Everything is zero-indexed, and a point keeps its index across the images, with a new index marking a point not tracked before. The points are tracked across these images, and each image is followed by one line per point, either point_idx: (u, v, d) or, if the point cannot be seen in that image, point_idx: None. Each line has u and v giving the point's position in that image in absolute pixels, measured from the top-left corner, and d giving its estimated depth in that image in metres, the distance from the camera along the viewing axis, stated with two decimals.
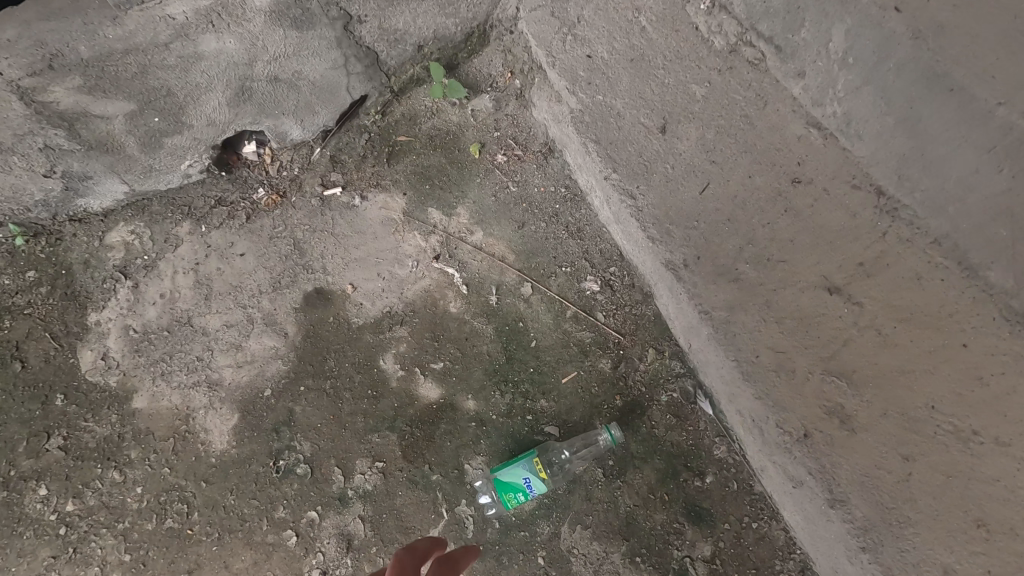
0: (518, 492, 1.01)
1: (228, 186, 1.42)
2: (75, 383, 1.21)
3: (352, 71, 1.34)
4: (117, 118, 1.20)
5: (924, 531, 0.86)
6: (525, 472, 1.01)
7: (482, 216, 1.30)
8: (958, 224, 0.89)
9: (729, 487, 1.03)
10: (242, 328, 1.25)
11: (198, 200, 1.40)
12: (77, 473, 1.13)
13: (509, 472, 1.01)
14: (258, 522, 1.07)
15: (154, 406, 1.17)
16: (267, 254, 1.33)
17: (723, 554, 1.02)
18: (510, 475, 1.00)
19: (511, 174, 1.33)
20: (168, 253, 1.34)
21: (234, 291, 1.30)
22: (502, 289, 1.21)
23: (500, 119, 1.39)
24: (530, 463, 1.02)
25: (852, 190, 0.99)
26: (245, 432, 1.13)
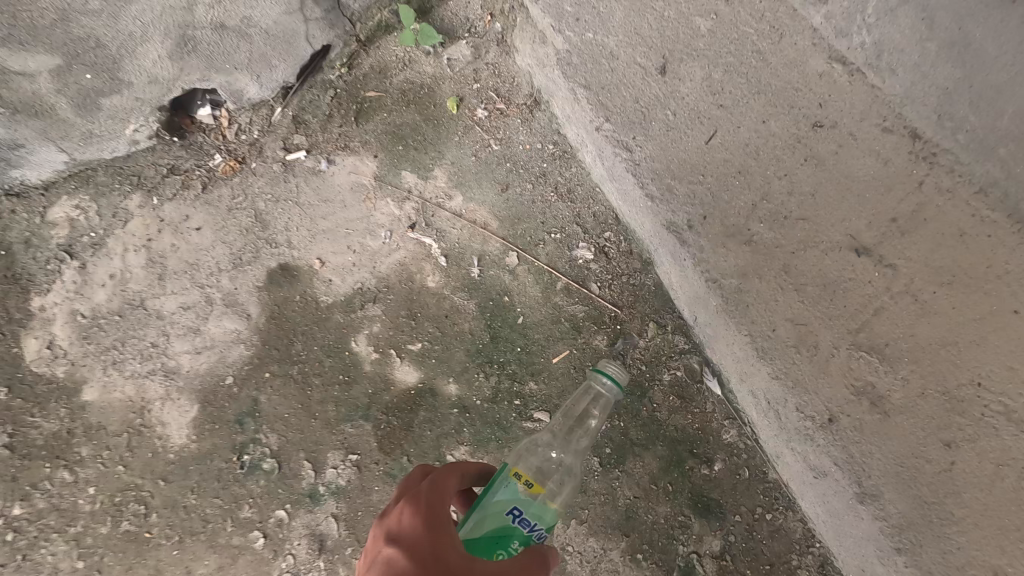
0: (518, 539, 0.64)
1: (180, 153, 1.27)
2: (16, 376, 1.10)
3: (309, 14, 1.18)
4: (40, 76, 1.05)
5: (960, 530, 0.77)
6: (510, 501, 0.64)
7: (463, 179, 1.16)
8: (1015, 170, 0.76)
9: (738, 473, 0.94)
10: (200, 309, 1.13)
11: (147, 169, 1.25)
12: (21, 474, 1.02)
13: (492, 518, 0.64)
14: (227, 523, 1.00)
15: (105, 398, 1.07)
16: (226, 228, 1.20)
17: (734, 549, 0.93)
18: (495, 523, 0.64)
19: (493, 131, 1.18)
20: (118, 228, 1.21)
21: (190, 269, 1.17)
22: (485, 259, 1.09)
23: (484, 68, 1.25)
24: (512, 485, 0.65)
25: (881, 125, 0.84)
26: (207, 424, 1.04)
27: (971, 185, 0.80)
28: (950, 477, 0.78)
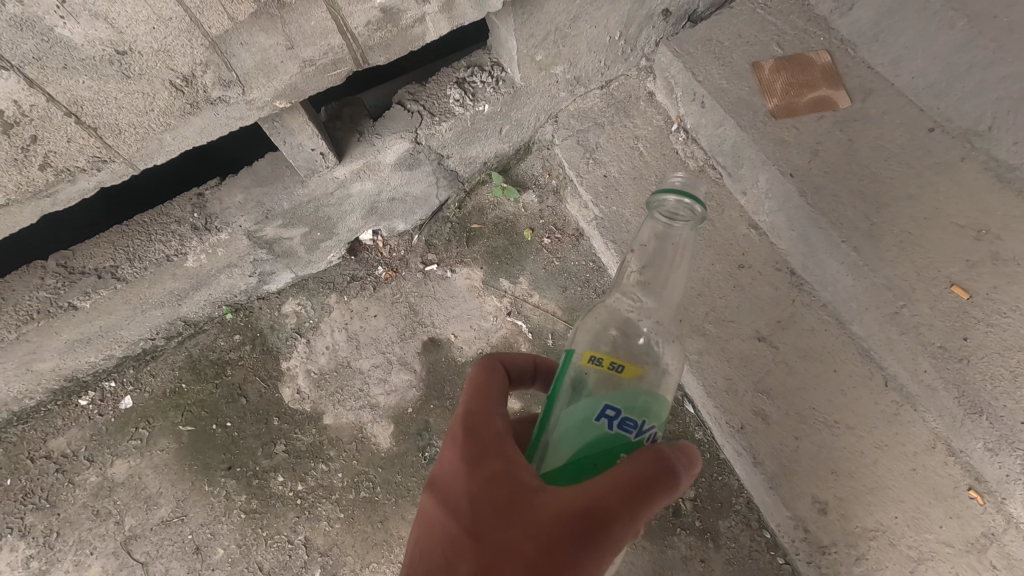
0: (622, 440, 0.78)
1: (357, 267, 2.01)
2: (283, 410, 1.87)
3: (441, 185, 1.94)
4: (296, 236, 1.82)
5: (813, 481, 1.41)
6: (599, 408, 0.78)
7: (539, 282, 1.91)
8: (835, 296, 1.47)
9: (707, 457, 1.62)
10: (385, 367, 1.88)
11: (339, 278, 2.01)
12: (297, 465, 1.80)
13: (586, 429, 0.78)
14: (418, 489, 1.76)
15: (338, 421, 1.84)
16: (393, 314, 1.94)
17: (701, 496, 1.60)
18: (593, 434, 0.77)
19: (555, 252, 1.93)
20: (326, 317, 1.96)
21: (374, 341, 1.92)
22: (556, 334, 1.85)
23: (546, 209, 1.97)
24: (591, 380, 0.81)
25: (776, 269, 1.57)
26: (400, 435, 1.81)
27: (819, 301, 1.52)
28: (804, 455, 1.43)
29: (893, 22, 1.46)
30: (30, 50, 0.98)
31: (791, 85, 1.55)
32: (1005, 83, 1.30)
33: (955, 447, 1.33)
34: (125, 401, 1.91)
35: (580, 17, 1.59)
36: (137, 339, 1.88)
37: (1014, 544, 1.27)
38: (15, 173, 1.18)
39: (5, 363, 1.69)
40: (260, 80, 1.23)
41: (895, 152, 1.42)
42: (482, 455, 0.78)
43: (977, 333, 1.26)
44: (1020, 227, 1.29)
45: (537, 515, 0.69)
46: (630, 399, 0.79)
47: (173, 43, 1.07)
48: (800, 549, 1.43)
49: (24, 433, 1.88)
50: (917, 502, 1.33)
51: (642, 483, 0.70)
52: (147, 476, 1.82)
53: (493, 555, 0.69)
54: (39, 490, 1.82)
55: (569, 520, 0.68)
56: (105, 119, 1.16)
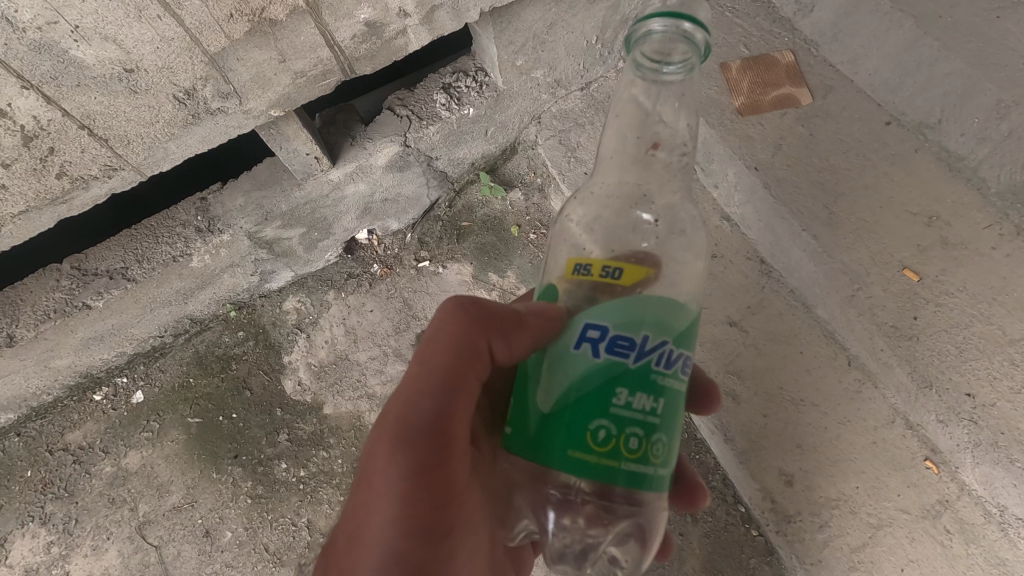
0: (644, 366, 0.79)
1: (353, 265, 2.11)
2: (285, 401, 1.97)
3: (431, 185, 2.03)
4: (294, 236, 1.93)
5: (781, 456, 1.51)
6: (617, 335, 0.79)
7: (526, 275, 2.00)
8: (800, 282, 1.56)
9: (685, 437, 1.72)
10: (381, 359, 1.98)
11: (335, 275, 2.11)
12: (299, 453, 1.91)
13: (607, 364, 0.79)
14: None
15: (338, 411, 1.94)
16: (388, 309, 2.04)
17: None
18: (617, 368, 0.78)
19: (541, 247, 2.02)
20: (324, 313, 2.07)
21: (370, 335, 2.02)
22: None
23: (531, 206, 2.06)
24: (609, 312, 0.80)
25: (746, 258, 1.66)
26: None
27: (787, 287, 1.60)
28: (772, 432, 1.53)
29: (850, 23, 1.54)
30: (47, 70, 1.09)
31: (757, 83, 1.64)
32: (950, 79, 1.39)
33: (912, 421, 1.42)
34: (137, 396, 2.02)
35: (556, 23, 1.68)
36: (147, 336, 1.99)
37: (966, 509, 1.36)
38: (34, 183, 1.29)
39: (25, 360, 1.80)
40: (256, 92, 1.33)
41: (853, 145, 1.51)
42: (402, 386, 0.93)
43: (926, 312, 1.36)
44: (968, 214, 1.38)
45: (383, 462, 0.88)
46: (643, 315, 0.79)
47: (176, 60, 1.17)
48: (769, 520, 1.52)
49: (42, 428, 1.99)
50: (877, 473, 1.43)
51: (449, 333, 0.93)
52: (159, 465, 1.93)
53: (372, 471, 0.90)
54: (57, 480, 1.93)
55: (401, 401, 0.92)
56: (114, 130, 1.27)
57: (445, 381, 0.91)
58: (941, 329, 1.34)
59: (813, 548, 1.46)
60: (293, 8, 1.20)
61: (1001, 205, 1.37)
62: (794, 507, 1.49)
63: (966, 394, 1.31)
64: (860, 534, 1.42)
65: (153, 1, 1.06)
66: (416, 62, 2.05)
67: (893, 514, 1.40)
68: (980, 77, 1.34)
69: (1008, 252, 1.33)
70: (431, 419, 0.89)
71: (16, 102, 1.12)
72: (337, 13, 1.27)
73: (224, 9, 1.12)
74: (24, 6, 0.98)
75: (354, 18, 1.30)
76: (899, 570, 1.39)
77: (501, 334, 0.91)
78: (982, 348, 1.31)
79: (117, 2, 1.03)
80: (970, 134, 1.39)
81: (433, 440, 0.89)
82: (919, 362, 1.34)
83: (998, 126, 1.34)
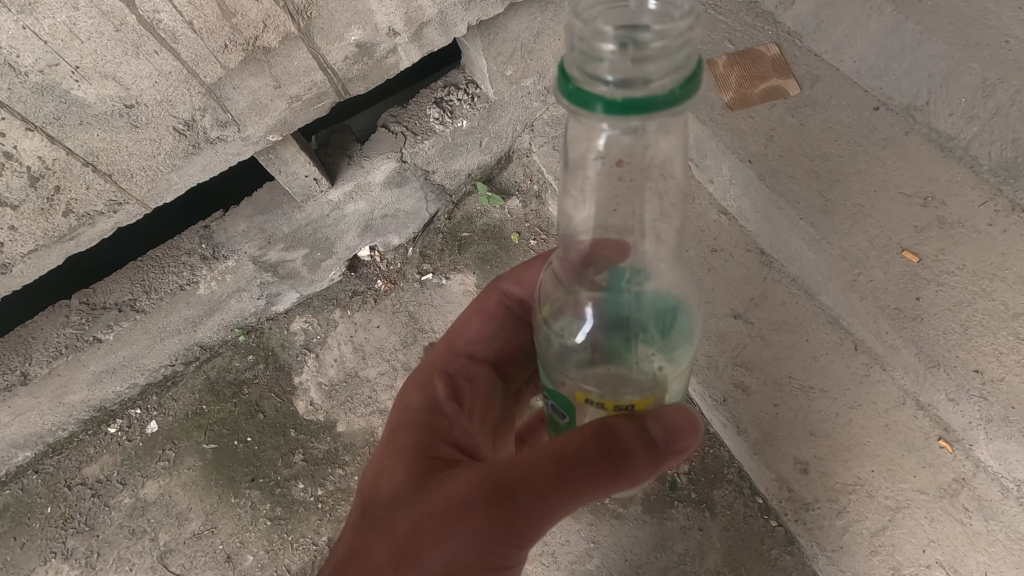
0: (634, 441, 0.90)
1: (358, 281, 2.12)
2: (298, 421, 1.99)
3: (429, 199, 2.05)
4: (298, 258, 1.95)
5: (794, 444, 1.52)
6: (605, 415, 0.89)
7: None
8: (801, 271, 1.58)
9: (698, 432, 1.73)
10: (390, 373, 1.99)
11: (340, 294, 2.12)
12: (316, 472, 1.92)
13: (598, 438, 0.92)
14: None
15: (351, 428, 1.95)
16: (394, 324, 2.05)
17: (695, 469, 1.69)
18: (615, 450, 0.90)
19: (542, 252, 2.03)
20: (331, 331, 2.08)
21: (379, 350, 2.02)
22: None
23: (530, 213, 2.07)
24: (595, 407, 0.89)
25: (747, 251, 1.67)
26: None
27: (789, 276, 1.61)
28: (783, 421, 1.54)
29: (830, 13, 1.57)
30: (50, 111, 1.12)
31: (743, 77, 1.65)
32: (933, 62, 1.41)
33: (923, 401, 1.43)
34: (151, 425, 2.03)
35: (543, 32, 1.71)
36: (158, 366, 2.01)
37: (983, 485, 1.36)
38: (42, 222, 1.31)
39: (40, 398, 1.82)
40: (253, 118, 1.35)
41: (843, 132, 1.53)
42: (540, 471, 0.81)
43: (929, 292, 1.37)
44: (961, 192, 1.40)
45: (466, 522, 0.81)
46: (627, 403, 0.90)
47: (174, 93, 1.20)
48: (788, 510, 1.53)
49: (59, 463, 2.01)
50: (891, 455, 1.44)
51: (589, 458, 0.81)
52: (177, 493, 1.94)
53: (452, 514, 0.82)
54: (77, 514, 1.94)
55: (532, 487, 0.80)
56: (117, 165, 1.29)
57: (569, 502, 0.82)
58: (944, 307, 1.36)
59: (833, 534, 1.46)
60: (286, 35, 1.23)
61: (994, 182, 1.39)
62: (811, 494, 1.49)
63: (974, 370, 1.31)
64: (879, 517, 1.43)
65: (149, 37, 1.09)
66: (411, 79, 2.07)
67: (911, 495, 1.41)
68: (963, 57, 1.35)
69: (1004, 227, 1.35)
70: (532, 529, 0.81)
71: (21, 144, 1.15)
72: (329, 37, 1.30)
73: (218, 40, 1.15)
74: (25, 50, 1.01)
75: (346, 40, 1.33)
76: (920, 551, 1.39)
77: (634, 479, 0.85)
78: (986, 324, 1.32)
79: (115, 40, 1.06)
80: (958, 113, 1.41)
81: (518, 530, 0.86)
82: (925, 341, 1.35)
83: (986, 104, 1.36)
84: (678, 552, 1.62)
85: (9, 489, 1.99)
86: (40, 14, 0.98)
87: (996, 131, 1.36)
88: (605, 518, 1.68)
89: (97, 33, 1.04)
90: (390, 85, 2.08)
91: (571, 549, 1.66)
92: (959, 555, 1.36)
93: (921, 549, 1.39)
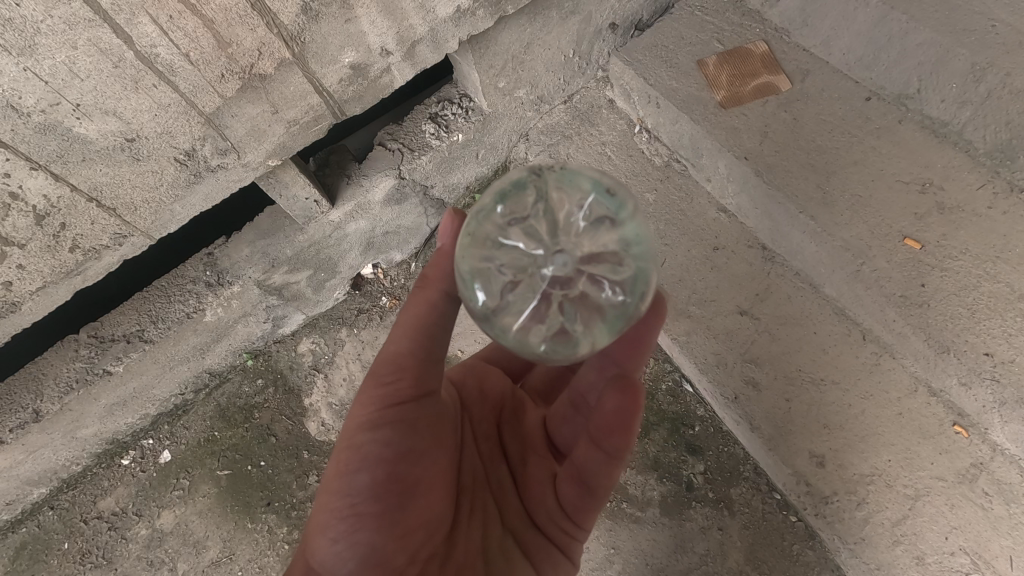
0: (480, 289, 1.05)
1: (362, 299, 2.12)
2: (311, 443, 1.99)
3: (429, 213, 2.05)
4: (302, 279, 1.95)
5: (808, 437, 1.52)
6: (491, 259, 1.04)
7: None
8: (804, 264, 1.58)
9: (711, 431, 1.71)
10: None
11: (345, 313, 2.12)
12: None
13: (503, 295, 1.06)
14: None
15: None
16: None
17: (711, 468, 1.68)
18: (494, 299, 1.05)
19: None
20: (339, 351, 2.08)
21: None
22: None
23: None
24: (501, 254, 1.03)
25: (749, 247, 1.67)
26: None
27: (792, 270, 1.61)
28: (795, 417, 1.54)
29: (817, 7, 1.58)
30: (53, 149, 1.13)
31: (734, 75, 1.66)
32: (923, 49, 1.41)
33: (936, 387, 1.43)
34: (164, 455, 2.03)
35: (533, 42, 1.71)
36: (168, 395, 2.01)
37: (1000, 468, 1.36)
38: (49, 259, 1.33)
39: (53, 434, 1.82)
40: (253, 145, 1.37)
41: (837, 124, 1.54)
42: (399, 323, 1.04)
43: (933, 279, 1.37)
44: (959, 177, 1.41)
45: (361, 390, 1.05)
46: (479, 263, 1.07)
47: (174, 124, 1.22)
48: (806, 504, 1.53)
49: (74, 498, 2.01)
50: (908, 443, 1.43)
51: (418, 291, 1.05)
52: (193, 521, 1.94)
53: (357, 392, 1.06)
54: (95, 548, 1.95)
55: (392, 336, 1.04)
56: (121, 199, 1.31)
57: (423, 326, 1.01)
58: (949, 292, 1.36)
59: (853, 526, 1.46)
60: (282, 61, 1.24)
61: (990, 164, 1.40)
62: (828, 487, 1.49)
63: (985, 353, 1.31)
64: (899, 507, 1.42)
65: (148, 71, 1.10)
66: (406, 94, 2.10)
67: (930, 482, 1.40)
68: (952, 44, 1.35)
69: (1004, 209, 1.36)
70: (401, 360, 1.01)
71: (26, 184, 1.16)
72: (324, 60, 1.31)
73: (215, 70, 1.17)
74: (27, 91, 1.02)
75: (340, 62, 1.34)
76: (943, 539, 1.38)
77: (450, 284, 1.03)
78: (993, 307, 1.32)
79: (114, 76, 1.08)
80: (950, 100, 1.42)
81: (412, 372, 1.02)
82: (934, 326, 1.35)
83: (979, 90, 1.36)
84: (699, 553, 1.61)
85: (24, 527, 1.98)
86: (40, 56, 0.99)
87: (992, 114, 1.37)
88: (624, 521, 1.67)
89: (96, 72, 1.05)
90: (386, 102, 2.11)
91: (590, 555, 1.66)
92: (981, 540, 1.35)
93: (943, 537, 1.38)
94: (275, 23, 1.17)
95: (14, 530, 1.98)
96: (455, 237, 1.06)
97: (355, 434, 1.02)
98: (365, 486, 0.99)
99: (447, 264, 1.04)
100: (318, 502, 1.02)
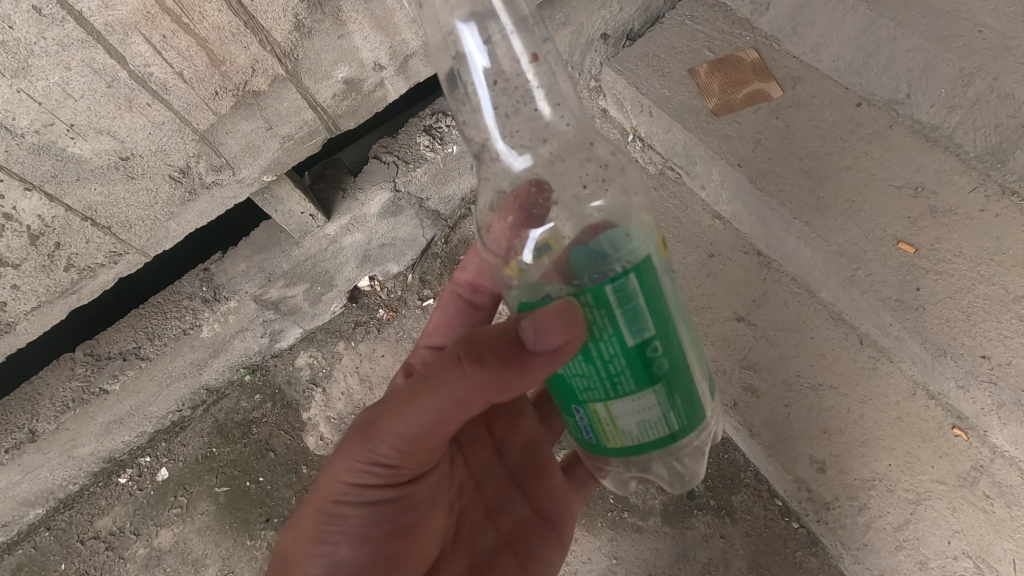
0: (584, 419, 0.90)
1: (359, 312, 2.11)
2: (309, 457, 1.98)
3: (425, 225, 2.04)
4: (299, 293, 1.95)
5: (808, 443, 1.52)
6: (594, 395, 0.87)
7: None
8: (800, 270, 1.58)
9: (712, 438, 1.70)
10: None
11: (343, 326, 2.11)
12: None
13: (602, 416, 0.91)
14: None
15: None
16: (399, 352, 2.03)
17: (712, 476, 1.67)
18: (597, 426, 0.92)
19: None
20: (336, 365, 2.07)
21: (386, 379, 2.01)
22: None
23: None
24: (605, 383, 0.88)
25: (744, 253, 1.68)
26: None
27: (788, 275, 1.62)
28: (795, 422, 1.54)
29: (806, 15, 1.59)
30: (48, 169, 1.13)
31: (725, 83, 1.68)
32: (911, 55, 1.42)
33: (935, 391, 1.43)
34: (162, 472, 2.01)
35: None
36: (165, 412, 2.00)
37: (1001, 471, 1.36)
38: (44, 278, 1.32)
39: (49, 454, 1.81)
40: (247, 161, 1.37)
41: (829, 130, 1.55)
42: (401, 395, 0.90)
43: (928, 282, 1.38)
44: (951, 180, 1.42)
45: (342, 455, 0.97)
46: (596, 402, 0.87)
47: (168, 142, 1.22)
48: (809, 510, 1.52)
49: (71, 518, 1.99)
50: (908, 447, 1.43)
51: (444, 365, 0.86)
52: (191, 539, 1.93)
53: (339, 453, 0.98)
54: (92, 569, 1.93)
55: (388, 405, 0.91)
56: (116, 217, 1.31)
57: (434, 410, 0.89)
58: (944, 294, 1.36)
59: (855, 531, 1.45)
60: (275, 78, 1.25)
61: (981, 167, 1.41)
62: (830, 493, 1.49)
63: (982, 356, 1.31)
64: (901, 511, 1.41)
65: (141, 90, 1.11)
66: (401, 107, 2.11)
67: (931, 486, 1.40)
68: (939, 49, 1.36)
69: (996, 212, 1.37)
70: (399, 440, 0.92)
71: (20, 205, 1.16)
72: (317, 75, 1.31)
73: (208, 88, 1.17)
74: (21, 113, 1.03)
75: (333, 77, 1.35)
76: (946, 543, 1.37)
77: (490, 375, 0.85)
78: (988, 309, 1.33)
79: (108, 96, 1.08)
80: (940, 104, 1.43)
81: (410, 455, 0.94)
82: (930, 330, 1.36)
83: (968, 94, 1.37)
84: (702, 562, 1.60)
85: (21, 549, 1.97)
86: (33, 77, 1.00)
87: (982, 117, 1.37)
88: (626, 531, 1.66)
89: (89, 92, 1.06)
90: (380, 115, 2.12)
91: (592, 566, 1.65)
92: (984, 544, 1.34)
93: (946, 542, 1.37)
94: (267, 40, 1.18)
95: (11, 551, 1.97)
96: (557, 353, 0.80)
97: (338, 503, 0.97)
98: (347, 561, 0.97)
99: (514, 373, 0.83)
100: (291, 553, 1.00)
